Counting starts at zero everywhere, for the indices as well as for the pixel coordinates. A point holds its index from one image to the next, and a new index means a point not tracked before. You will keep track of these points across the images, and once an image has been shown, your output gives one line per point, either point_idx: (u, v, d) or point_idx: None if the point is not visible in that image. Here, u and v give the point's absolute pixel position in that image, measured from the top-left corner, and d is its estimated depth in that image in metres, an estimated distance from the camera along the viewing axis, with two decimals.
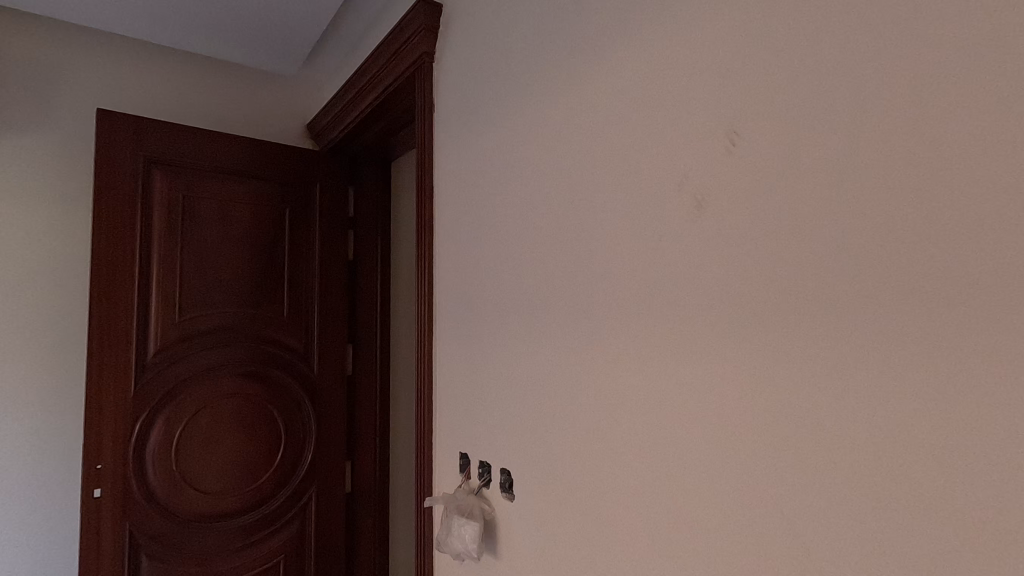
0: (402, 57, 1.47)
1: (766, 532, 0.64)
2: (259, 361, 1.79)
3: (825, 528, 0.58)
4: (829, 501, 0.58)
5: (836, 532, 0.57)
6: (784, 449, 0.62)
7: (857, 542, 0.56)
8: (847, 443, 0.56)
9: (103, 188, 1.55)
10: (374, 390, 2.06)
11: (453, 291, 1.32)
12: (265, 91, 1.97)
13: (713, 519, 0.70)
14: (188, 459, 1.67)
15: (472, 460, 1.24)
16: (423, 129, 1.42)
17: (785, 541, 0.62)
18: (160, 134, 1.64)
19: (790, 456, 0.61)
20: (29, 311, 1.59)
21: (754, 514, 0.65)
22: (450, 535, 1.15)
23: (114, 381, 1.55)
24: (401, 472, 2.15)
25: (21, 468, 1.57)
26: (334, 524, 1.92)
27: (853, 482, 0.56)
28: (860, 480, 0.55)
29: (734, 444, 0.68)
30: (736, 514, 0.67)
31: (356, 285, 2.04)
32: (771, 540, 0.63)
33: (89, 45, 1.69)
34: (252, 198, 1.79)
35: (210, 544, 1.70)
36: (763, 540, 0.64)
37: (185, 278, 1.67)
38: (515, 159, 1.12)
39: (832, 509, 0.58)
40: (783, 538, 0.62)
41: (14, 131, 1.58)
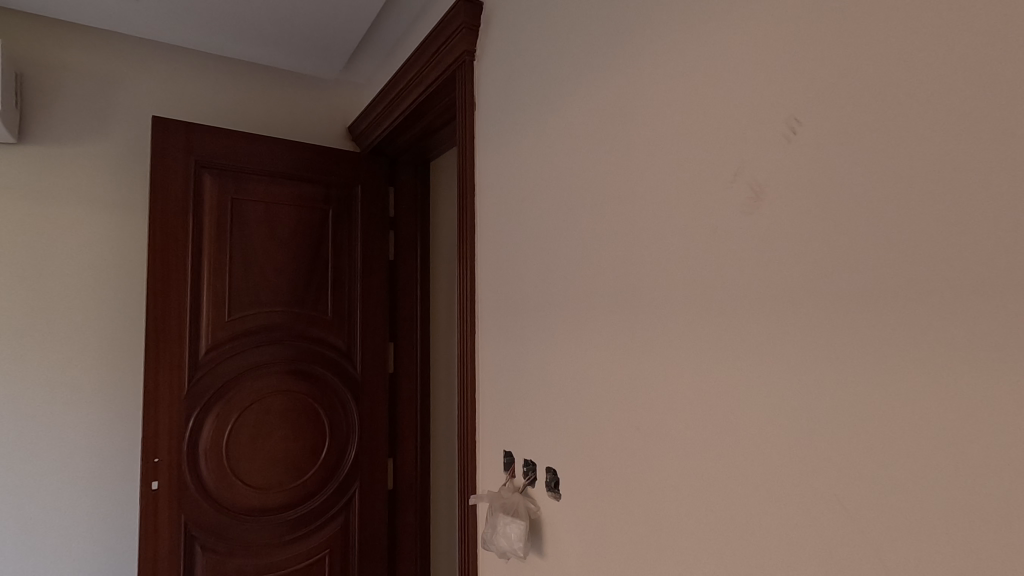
0: (442, 57, 1.47)
1: (830, 535, 0.61)
2: (305, 359, 1.83)
3: (894, 530, 0.55)
4: (897, 502, 0.55)
5: (907, 533, 0.55)
6: (848, 448, 0.60)
7: (930, 545, 0.53)
8: (920, 441, 0.54)
9: (157, 192, 1.61)
10: (415, 389, 2.08)
11: (496, 290, 1.31)
12: (307, 94, 2.01)
13: (772, 522, 0.68)
14: (238, 454, 1.72)
15: (516, 459, 1.24)
16: (464, 128, 1.42)
17: (849, 545, 0.59)
18: (210, 140, 1.69)
19: (855, 456, 0.59)
20: (90, 312, 1.67)
21: (816, 516, 0.63)
22: (496, 534, 1.15)
23: (169, 378, 1.61)
24: (442, 470, 2.16)
25: (84, 461, 1.64)
26: (377, 520, 1.95)
27: (926, 484, 0.53)
28: (932, 481, 0.53)
29: (795, 443, 0.65)
30: (796, 516, 0.65)
31: (396, 284, 2.06)
32: (835, 544, 0.61)
33: (142, 55, 1.75)
34: (297, 200, 1.83)
35: (260, 537, 1.75)
36: (826, 543, 0.62)
37: (234, 278, 1.72)
38: (559, 155, 1.10)
39: (902, 511, 0.55)
40: (849, 541, 0.59)
41: (75, 139, 1.66)
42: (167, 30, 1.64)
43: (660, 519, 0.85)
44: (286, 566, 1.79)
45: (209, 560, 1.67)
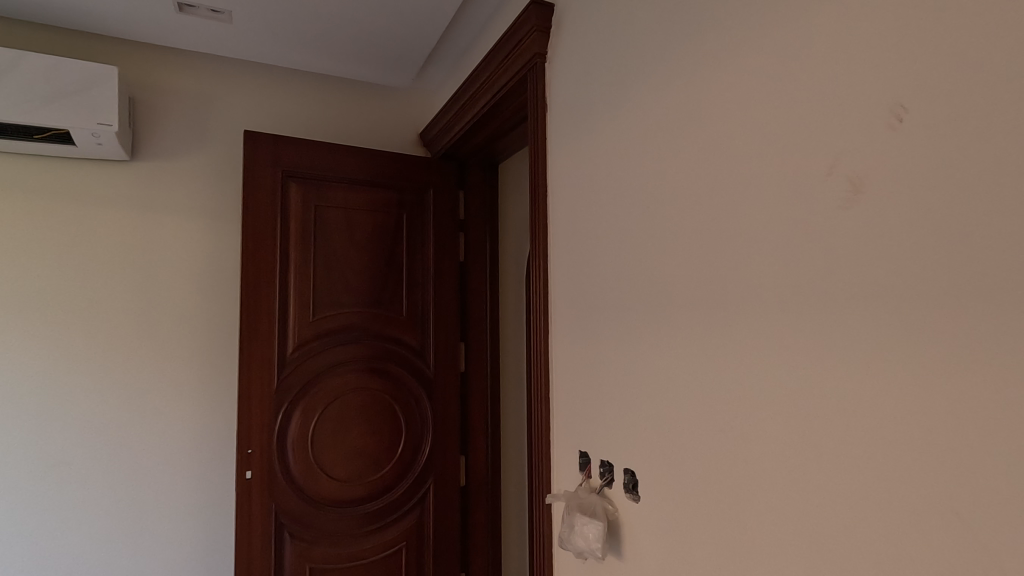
0: (513, 60, 1.49)
1: (942, 540, 0.58)
2: (381, 358, 1.90)
3: (1018, 536, 0.52)
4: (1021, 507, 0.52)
5: None
6: (964, 450, 0.56)
7: None
8: None
9: (249, 202, 1.73)
10: (485, 389, 2.11)
11: (570, 291, 1.31)
12: (380, 103, 2.10)
13: (875, 525, 0.65)
14: (322, 448, 1.81)
15: (593, 459, 1.23)
16: (536, 130, 1.43)
17: (965, 552, 0.56)
18: (294, 150, 1.80)
19: (972, 458, 0.56)
20: (192, 313, 1.81)
21: (926, 520, 0.60)
22: (573, 534, 1.15)
23: (261, 374, 1.72)
24: (512, 469, 2.19)
25: (187, 451, 1.79)
26: (450, 516, 1.99)
27: None
28: None
29: (901, 444, 0.62)
30: (904, 520, 0.62)
31: (466, 285, 2.10)
32: (948, 550, 0.58)
33: (233, 73, 1.89)
34: (373, 205, 1.91)
35: (342, 527, 1.84)
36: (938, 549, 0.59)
37: (317, 281, 1.82)
38: (636, 154, 1.09)
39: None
40: (964, 547, 0.57)
41: (177, 153, 1.81)
42: (257, 50, 1.76)
43: (751, 523, 0.82)
44: (365, 556, 1.87)
45: (297, 547, 1.77)
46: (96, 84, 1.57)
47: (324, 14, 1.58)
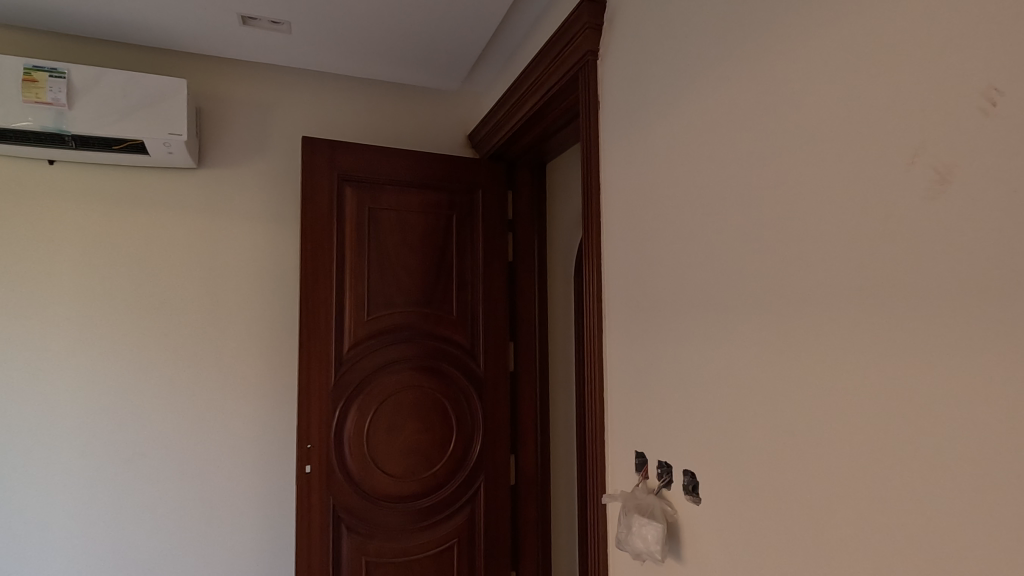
0: (563, 58, 1.49)
1: None
2: (432, 356, 1.94)
3: None
4: None
5: None
6: None
7: None
8: None
9: (307, 205, 1.79)
10: (534, 388, 2.12)
11: (626, 290, 1.30)
12: (430, 106, 2.13)
13: (967, 530, 0.62)
14: (377, 444, 1.86)
15: (650, 460, 1.22)
16: (588, 129, 1.42)
17: None
18: (349, 155, 1.85)
19: None
20: (253, 314, 1.89)
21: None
22: (631, 534, 1.13)
23: (319, 372, 1.78)
24: (562, 469, 2.18)
25: (249, 447, 1.87)
26: (502, 514, 2.00)
27: None
28: None
29: (999, 446, 0.59)
30: (1001, 525, 0.59)
31: (515, 285, 2.11)
32: None
33: (290, 81, 1.96)
34: (424, 207, 1.94)
35: (396, 522, 1.88)
36: None
37: (371, 281, 1.86)
38: (695, 149, 1.07)
39: None
40: None
41: (239, 160, 1.89)
42: (313, 59, 1.82)
43: (827, 526, 0.79)
44: (419, 551, 1.90)
45: (353, 540, 1.82)
46: (167, 97, 1.66)
47: (378, 22, 1.62)
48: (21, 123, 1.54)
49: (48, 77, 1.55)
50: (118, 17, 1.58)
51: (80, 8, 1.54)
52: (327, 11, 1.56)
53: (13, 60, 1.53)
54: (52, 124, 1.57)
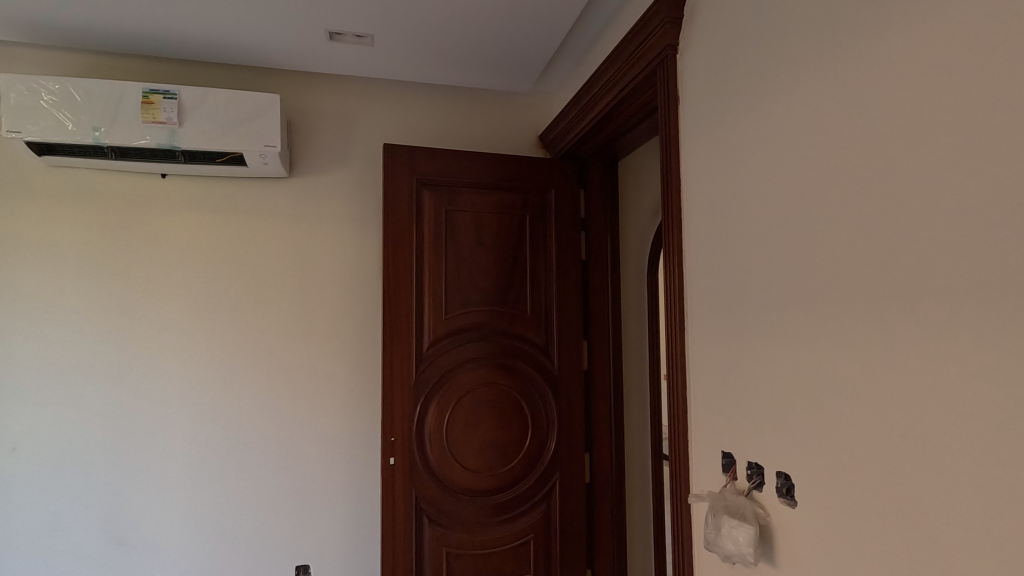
0: (641, 55, 1.47)
1: None
2: (507, 354, 1.97)
3: None
4: None
5: None
6: None
7: None
8: None
9: (388, 209, 1.87)
10: (608, 387, 2.11)
11: (709, 287, 1.27)
12: (501, 108, 2.17)
13: None
14: (455, 439, 1.91)
15: (738, 461, 1.18)
16: (668, 125, 1.40)
17: None
18: (427, 159, 1.92)
19: None
20: (339, 314, 1.99)
21: None
22: (720, 536, 1.11)
23: (401, 368, 1.86)
24: (637, 468, 2.16)
25: (336, 440, 1.97)
26: (577, 511, 2.01)
27: None
28: None
29: None
30: None
31: (588, 283, 2.10)
32: None
33: (370, 91, 2.05)
34: (498, 207, 1.98)
35: (475, 515, 1.93)
36: None
37: (448, 281, 1.92)
38: (790, 142, 1.03)
39: None
40: None
41: (324, 168, 2.00)
42: (392, 68, 1.90)
43: (944, 534, 0.75)
44: (497, 544, 1.94)
45: (434, 531, 1.89)
46: (263, 111, 1.78)
47: (455, 29, 1.67)
48: (140, 142, 1.71)
49: (163, 99, 1.71)
50: (220, 40, 1.72)
51: (189, 34, 1.69)
52: (408, 21, 1.62)
53: (134, 85, 1.70)
54: (166, 142, 1.73)
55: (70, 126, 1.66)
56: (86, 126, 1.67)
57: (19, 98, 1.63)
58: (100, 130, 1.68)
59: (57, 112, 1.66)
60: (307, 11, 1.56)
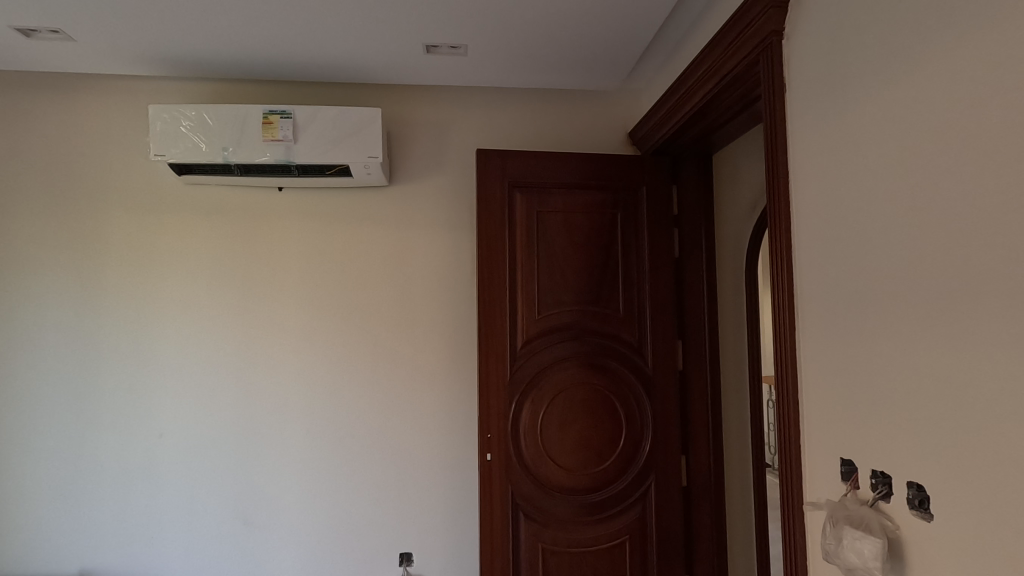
0: (741, 44, 1.41)
1: None
2: (600, 354, 1.97)
3: None
4: None
5: None
6: None
7: None
8: None
9: (482, 213, 1.93)
10: (705, 388, 2.05)
11: (820, 284, 1.20)
12: (589, 107, 2.16)
13: None
14: (549, 437, 1.94)
15: (860, 469, 1.11)
16: (773, 115, 1.34)
17: None
18: (518, 162, 1.96)
19: None
20: (435, 314, 2.08)
21: None
22: (842, 547, 1.04)
23: (495, 366, 1.91)
24: (736, 473, 2.08)
25: (435, 436, 2.06)
26: (674, 514, 1.97)
27: None
28: None
29: None
30: None
31: (682, 281, 2.05)
32: None
33: (460, 99, 2.12)
34: (589, 207, 1.98)
35: (569, 513, 1.94)
36: None
37: (540, 281, 1.95)
38: (917, 127, 0.96)
39: None
40: None
41: (420, 175, 2.10)
42: (483, 74, 1.96)
43: None
44: (592, 543, 1.94)
45: (530, 527, 1.92)
46: (367, 125, 1.90)
47: (547, 33, 1.69)
48: (262, 158, 1.88)
49: (280, 118, 1.87)
50: (328, 60, 1.85)
51: (302, 57, 1.83)
52: (501, 29, 1.67)
53: (255, 108, 1.87)
54: (282, 157, 1.89)
55: (204, 147, 1.86)
56: (217, 146, 1.86)
57: (163, 125, 1.85)
58: (228, 150, 1.87)
59: (193, 136, 1.86)
60: (409, 26, 1.64)
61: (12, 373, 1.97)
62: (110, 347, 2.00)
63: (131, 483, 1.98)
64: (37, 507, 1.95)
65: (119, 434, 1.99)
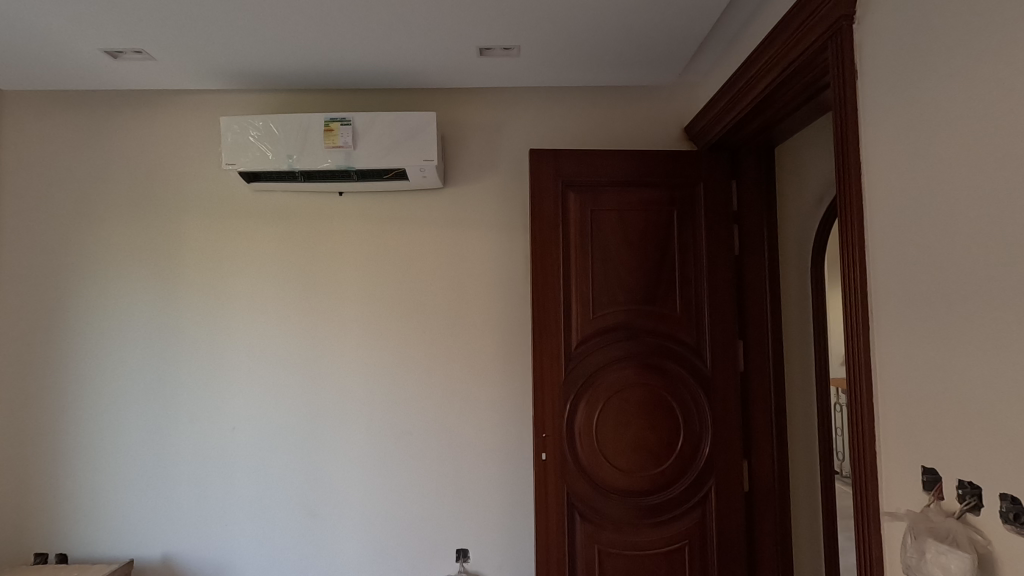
0: (807, 30, 1.35)
1: None
2: (656, 354, 1.93)
3: None
4: None
5: None
6: None
7: None
8: None
9: (536, 212, 1.93)
10: (768, 391, 1.97)
11: (895, 280, 1.13)
12: (642, 104, 2.13)
13: None
14: (605, 438, 1.91)
15: (944, 478, 1.03)
16: (842, 103, 1.27)
17: None
18: (572, 161, 1.95)
19: None
20: (489, 313, 2.10)
21: None
22: (926, 561, 0.98)
23: (550, 366, 1.91)
24: (802, 480, 1.99)
25: (490, 434, 2.08)
26: (736, 519, 1.91)
27: None
28: None
29: None
30: None
31: (743, 279, 1.98)
32: None
33: (512, 99, 2.13)
34: (644, 205, 1.95)
35: (626, 515, 1.91)
36: None
37: (595, 280, 1.93)
38: (1011, 112, 0.89)
39: None
40: None
41: (473, 176, 2.12)
42: (535, 74, 1.96)
43: None
44: (650, 547, 1.90)
45: (586, 528, 1.90)
46: (422, 129, 1.95)
47: (603, 30, 1.67)
48: (324, 164, 1.96)
49: (341, 125, 1.94)
50: (385, 67, 1.91)
51: (361, 65, 1.89)
52: (556, 29, 1.67)
53: (317, 116, 1.95)
54: (343, 163, 1.96)
55: (270, 155, 1.95)
56: (282, 154, 1.95)
57: (233, 136, 1.95)
58: (293, 157, 1.95)
59: (261, 145, 1.95)
60: (464, 30, 1.66)
61: (103, 370, 2.13)
62: (188, 344, 2.13)
63: (206, 473, 2.11)
64: (125, 494, 2.11)
65: (195, 427, 2.12)
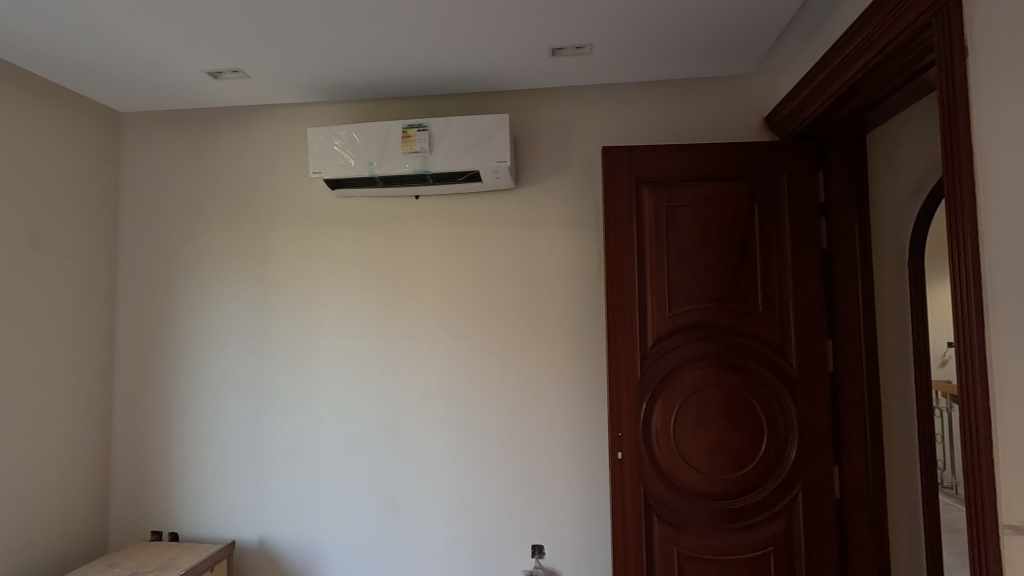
0: (905, 9, 1.26)
1: None
2: (736, 353, 1.87)
3: None
4: None
5: None
6: None
7: None
8: None
9: (610, 210, 1.92)
10: (861, 392, 1.86)
11: (1015, 273, 1.04)
12: (719, 95, 2.06)
13: None
14: (683, 439, 1.87)
15: None
16: (949, 83, 1.17)
17: None
18: (646, 158, 1.92)
19: None
20: (562, 311, 2.12)
21: None
22: None
23: (624, 364, 1.89)
24: (899, 487, 1.87)
25: (564, 431, 2.09)
26: (826, 526, 1.81)
27: None
28: None
29: None
30: None
31: (831, 275, 1.88)
32: None
33: (584, 98, 2.13)
34: (722, 199, 1.89)
35: (706, 518, 1.86)
36: None
37: (670, 277, 1.90)
38: None
39: None
40: None
41: (545, 176, 2.14)
42: (607, 71, 1.95)
43: None
44: (732, 552, 1.84)
45: (664, 529, 1.87)
46: (495, 131, 1.98)
47: (679, 22, 1.64)
48: (402, 169, 2.03)
49: (417, 131, 2.01)
50: (459, 72, 1.96)
51: (435, 72, 1.96)
52: (629, 24, 1.65)
53: (396, 123, 2.04)
54: (420, 167, 2.03)
55: (353, 162, 2.05)
56: (364, 161, 2.05)
57: (320, 145, 2.07)
58: (374, 164, 2.04)
59: (344, 153, 2.06)
60: (538, 32, 1.68)
61: (206, 366, 2.33)
62: (279, 342, 2.29)
63: (298, 462, 2.25)
64: (226, 479, 2.29)
65: (286, 419, 2.26)
